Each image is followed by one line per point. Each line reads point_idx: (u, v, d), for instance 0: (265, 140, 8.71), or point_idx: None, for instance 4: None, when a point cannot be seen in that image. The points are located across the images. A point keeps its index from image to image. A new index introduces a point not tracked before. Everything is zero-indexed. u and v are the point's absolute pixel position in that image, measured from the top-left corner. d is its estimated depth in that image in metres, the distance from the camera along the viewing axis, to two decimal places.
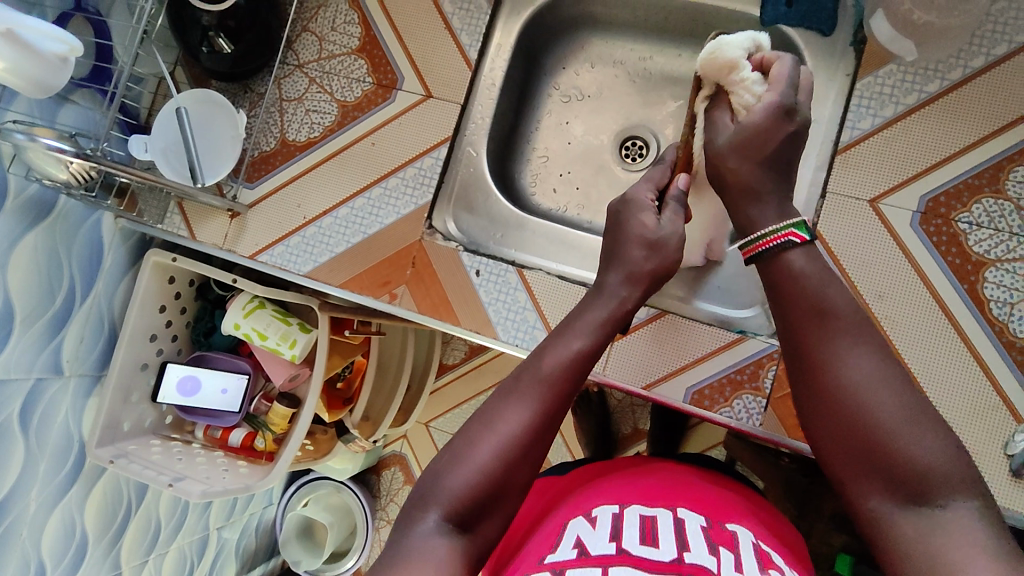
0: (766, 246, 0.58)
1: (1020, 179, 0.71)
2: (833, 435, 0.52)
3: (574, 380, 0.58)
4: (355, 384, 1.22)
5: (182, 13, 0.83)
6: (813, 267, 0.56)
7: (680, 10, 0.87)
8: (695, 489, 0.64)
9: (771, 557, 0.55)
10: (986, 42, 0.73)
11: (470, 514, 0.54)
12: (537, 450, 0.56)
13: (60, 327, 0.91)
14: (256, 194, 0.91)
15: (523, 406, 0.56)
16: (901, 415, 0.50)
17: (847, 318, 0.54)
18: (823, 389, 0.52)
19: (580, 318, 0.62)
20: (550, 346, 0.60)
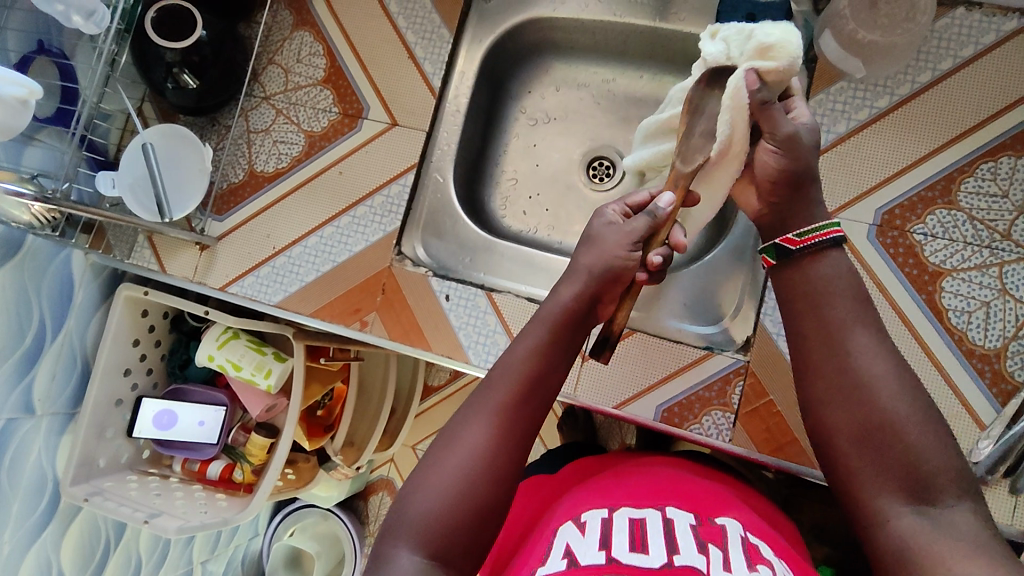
0: (817, 240, 0.61)
1: (971, 190, 0.73)
2: (847, 427, 0.55)
3: (527, 393, 0.60)
4: (336, 411, 1.22)
5: (145, 48, 0.82)
6: (843, 272, 0.60)
7: (638, 34, 0.89)
8: (685, 485, 0.65)
9: (760, 550, 0.55)
10: (932, 58, 0.75)
11: (447, 544, 0.54)
12: (501, 468, 0.57)
13: (30, 366, 0.91)
14: (225, 226, 0.91)
15: (478, 426, 0.59)
16: (913, 415, 0.54)
17: (865, 321, 0.58)
18: (840, 386, 0.56)
19: (527, 331, 0.64)
20: (502, 364, 0.62)
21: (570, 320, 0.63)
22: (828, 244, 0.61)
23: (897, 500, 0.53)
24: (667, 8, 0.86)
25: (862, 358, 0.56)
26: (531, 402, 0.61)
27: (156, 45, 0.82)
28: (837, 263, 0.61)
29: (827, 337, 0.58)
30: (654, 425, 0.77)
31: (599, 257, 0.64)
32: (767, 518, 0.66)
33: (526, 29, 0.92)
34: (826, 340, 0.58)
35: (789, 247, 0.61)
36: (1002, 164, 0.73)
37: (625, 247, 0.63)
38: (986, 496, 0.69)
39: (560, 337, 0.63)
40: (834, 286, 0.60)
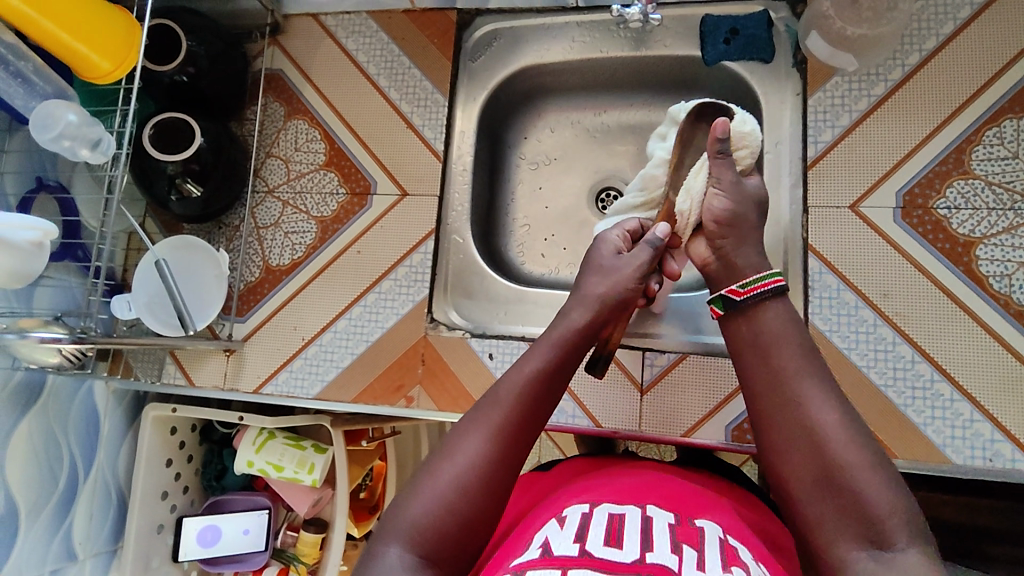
0: (763, 288, 0.62)
1: (982, 158, 0.75)
2: (804, 473, 0.53)
3: (531, 410, 0.59)
4: (378, 490, 1.17)
5: (145, 165, 0.81)
6: (790, 324, 0.60)
7: (624, 66, 0.91)
8: (673, 486, 0.62)
9: (738, 552, 0.52)
10: (916, 40, 0.78)
11: (436, 551, 0.52)
12: (504, 481, 0.55)
13: (66, 510, 0.87)
14: (249, 326, 0.89)
15: (482, 435, 0.57)
16: (864, 461, 0.51)
17: (814, 368, 0.57)
18: (796, 432, 0.54)
19: (532, 350, 0.63)
20: (506, 379, 0.61)
21: (570, 344, 0.64)
22: (773, 292, 0.62)
23: (851, 543, 0.49)
24: (649, 36, 0.88)
25: (814, 406, 0.55)
26: (535, 420, 0.59)
27: (156, 160, 0.81)
28: (783, 313, 0.61)
29: (780, 390, 0.57)
30: (727, 447, 0.75)
31: (611, 286, 0.67)
32: (757, 527, 0.63)
33: (515, 80, 0.94)
34: (777, 393, 0.57)
35: (734, 298, 0.62)
36: (1005, 128, 0.75)
37: (634, 278, 0.67)
38: None
39: (564, 362, 0.63)
40: (778, 347, 0.59)
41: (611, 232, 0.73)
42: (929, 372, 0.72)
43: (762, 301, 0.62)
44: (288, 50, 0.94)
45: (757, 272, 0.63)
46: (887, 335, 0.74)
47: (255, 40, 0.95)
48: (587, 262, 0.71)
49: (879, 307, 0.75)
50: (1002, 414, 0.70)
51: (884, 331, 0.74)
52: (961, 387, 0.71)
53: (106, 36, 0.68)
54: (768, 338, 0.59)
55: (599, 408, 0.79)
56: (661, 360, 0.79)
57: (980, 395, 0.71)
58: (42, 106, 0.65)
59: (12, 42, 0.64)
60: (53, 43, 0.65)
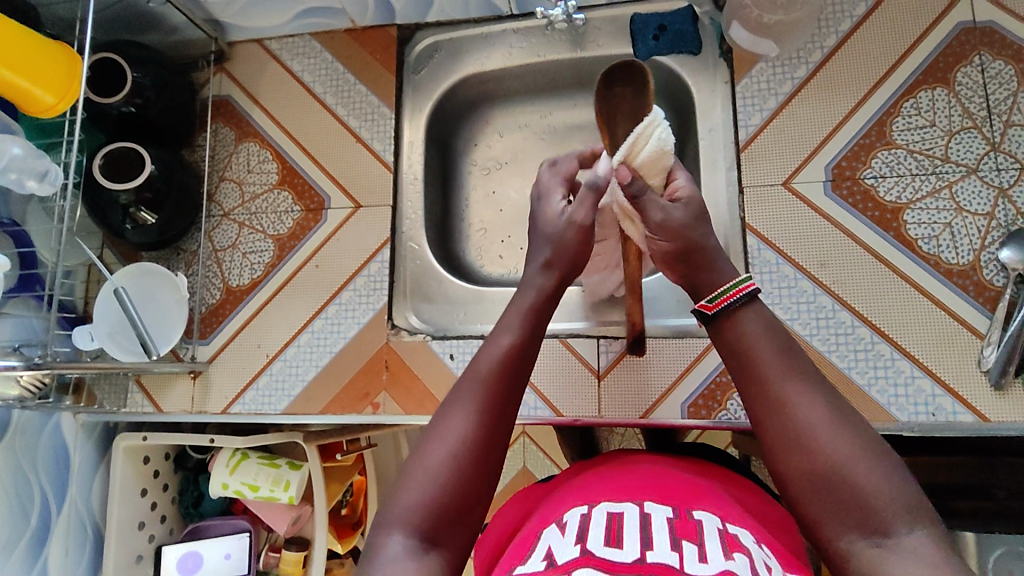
0: (732, 299, 0.56)
1: (903, 127, 0.78)
2: (798, 475, 0.49)
3: (513, 378, 0.57)
4: (360, 506, 1.17)
5: (98, 197, 0.83)
6: (765, 326, 0.55)
7: (563, 69, 0.95)
8: (667, 479, 0.58)
9: (738, 539, 0.50)
10: (831, 23, 0.82)
11: (441, 531, 0.50)
12: (494, 452, 0.54)
13: (40, 547, 0.87)
14: (213, 348, 0.90)
15: (469, 409, 0.55)
16: (857, 453, 0.48)
17: (793, 362, 0.53)
18: (783, 435, 0.50)
19: (507, 317, 0.61)
20: (483, 349, 0.59)
21: (545, 309, 0.62)
22: (745, 299, 0.56)
23: (853, 538, 0.46)
24: (583, 38, 0.92)
25: (798, 405, 0.51)
26: (517, 385, 0.57)
27: (107, 190, 0.82)
28: (762, 318, 0.55)
29: (762, 392, 0.52)
30: (685, 423, 0.77)
31: (558, 247, 0.64)
32: (758, 511, 0.59)
33: (459, 89, 0.97)
34: (760, 396, 0.52)
35: (706, 314, 0.56)
36: (921, 99, 0.78)
37: (576, 232, 0.64)
38: (1008, 401, 0.71)
39: (539, 328, 0.61)
40: (756, 345, 0.54)
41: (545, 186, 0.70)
42: (869, 335, 0.75)
43: (734, 314, 0.56)
44: (235, 76, 0.97)
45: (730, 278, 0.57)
46: (827, 303, 0.77)
47: (202, 68, 0.97)
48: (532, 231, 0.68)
49: (818, 277, 0.78)
50: (941, 369, 0.73)
51: (824, 299, 0.77)
52: (900, 346, 0.74)
53: (49, 71, 0.69)
54: (743, 340, 0.54)
55: (560, 398, 0.81)
56: (616, 345, 0.82)
57: (919, 353, 0.73)
58: None
59: None
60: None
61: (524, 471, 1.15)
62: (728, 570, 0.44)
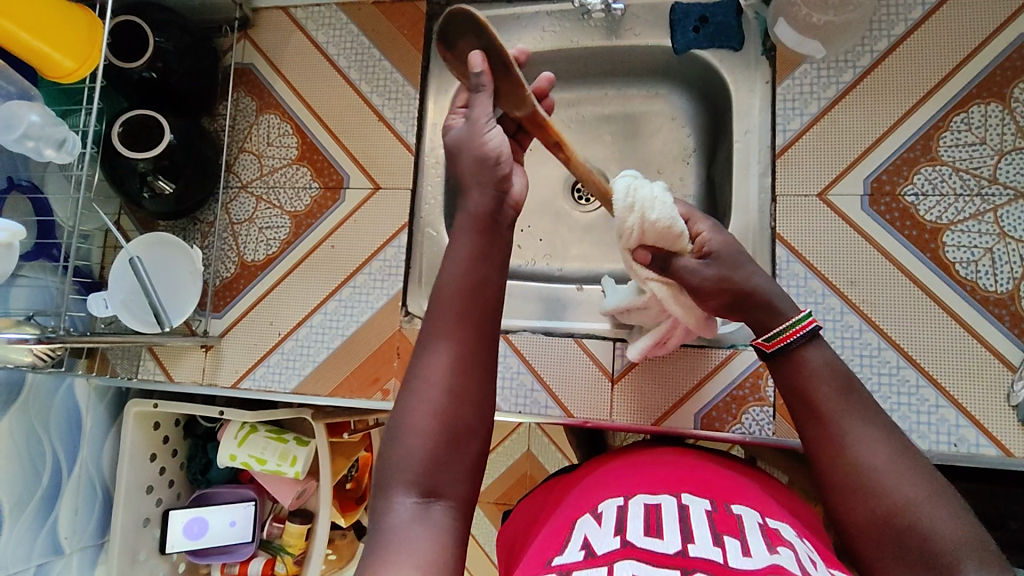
0: (789, 339, 0.55)
1: (950, 144, 0.75)
2: (860, 515, 0.48)
3: (468, 309, 0.55)
4: (364, 481, 1.17)
5: (117, 164, 0.81)
6: (830, 370, 0.54)
7: (596, 56, 0.92)
8: (701, 472, 0.59)
9: (780, 533, 0.49)
10: (884, 25, 0.78)
11: (438, 476, 0.50)
12: (466, 384, 0.52)
13: (51, 506, 0.88)
14: (225, 322, 0.89)
15: (435, 356, 0.53)
16: (922, 495, 0.46)
17: (854, 407, 0.52)
18: (843, 473, 0.49)
19: (451, 247, 0.58)
20: (438, 286, 0.56)
21: (494, 221, 0.58)
22: (805, 337, 0.55)
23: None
24: (620, 25, 0.89)
25: (854, 445, 0.50)
26: (475, 312, 0.55)
27: (126, 158, 0.80)
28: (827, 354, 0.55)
29: (823, 431, 0.52)
30: (696, 433, 0.76)
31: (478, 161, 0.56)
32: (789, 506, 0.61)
33: None
34: (818, 435, 0.52)
35: (765, 352, 0.56)
36: (973, 114, 0.74)
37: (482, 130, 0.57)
38: None
39: (488, 242, 0.57)
40: (816, 383, 0.53)
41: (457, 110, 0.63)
42: (895, 359, 0.73)
43: (797, 350, 0.55)
44: (258, 43, 0.95)
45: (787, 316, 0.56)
46: (854, 323, 0.74)
47: (225, 33, 0.95)
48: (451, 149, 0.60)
49: (846, 294, 0.75)
50: (966, 399, 0.70)
51: (851, 318, 0.74)
52: (927, 372, 0.72)
53: (68, 35, 0.67)
54: (805, 375, 0.54)
55: (571, 399, 0.80)
56: None
57: (945, 381, 0.71)
58: (4, 106, 0.65)
59: None
60: (17, 45, 0.65)
61: (530, 454, 1.15)
62: (775, 563, 0.43)
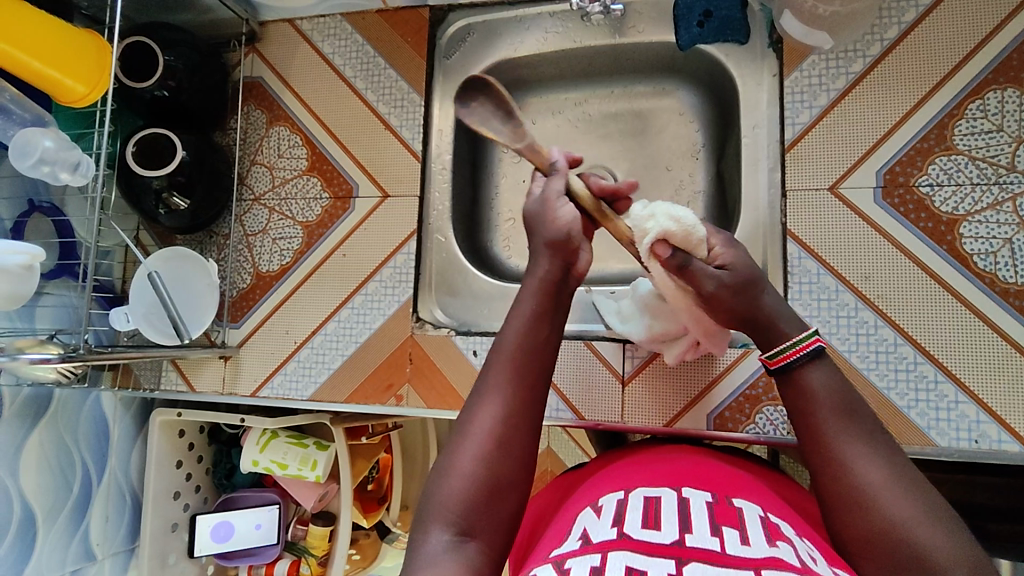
0: (796, 355, 0.55)
1: (965, 132, 0.72)
2: (856, 532, 0.46)
3: (526, 368, 0.56)
4: (386, 483, 1.19)
5: (133, 182, 0.83)
6: (830, 390, 0.53)
7: (601, 55, 0.91)
8: (705, 469, 0.59)
9: (781, 529, 0.49)
10: (894, 12, 0.76)
11: (475, 522, 0.49)
12: (519, 440, 0.53)
13: (82, 514, 0.91)
14: (243, 332, 0.91)
15: (491, 403, 0.54)
16: (919, 514, 0.45)
17: (859, 426, 0.51)
18: (840, 490, 0.48)
19: (515, 307, 0.60)
20: (501, 341, 0.58)
21: (557, 289, 0.60)
22: (812, 356, 0.55)
23: None
24: (624, 23, 0.88)
25: (859, 462, 0.49)
26: (535, 371, 0.56)
27: (140, 176, 0.82)
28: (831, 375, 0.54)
29: (824, 449, 0.51)
30: (710, 434, 0.76)
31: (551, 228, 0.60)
32: (795, 505, 0.61)
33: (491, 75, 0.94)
34: (817, 454, 0.51)
35: (769, 368, 0.57)
36: (989, 101, 0.72)
37: (553, 204, 0.62)
38: None
39: (550, 307, 0.59)
40: (817, 403, 0.53)
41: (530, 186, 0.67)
42: (912, 354, 0.71)
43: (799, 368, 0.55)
44: (266, 56, 0.96)
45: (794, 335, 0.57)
46: (869, 318, 0.73)
47: (234, 48, 0.96)
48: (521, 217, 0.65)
49: (860, 289, 0.74)
50: (985, 394, 0.69)
51: (866, 314, 0.73)
52: (945, 368, 0.70)
53: (76, 60, 0.69)
54: (807, 395, 0.53)
55: (583, 401, 0.80)
56: (643, 351, 0.80)
57: (964, 375, 0.70)
58: (20, 134, 0.67)
59: None
60: (30, 73, 0.68)
61: (549, 451, 1.15)
62: (773, 555, 0.43)
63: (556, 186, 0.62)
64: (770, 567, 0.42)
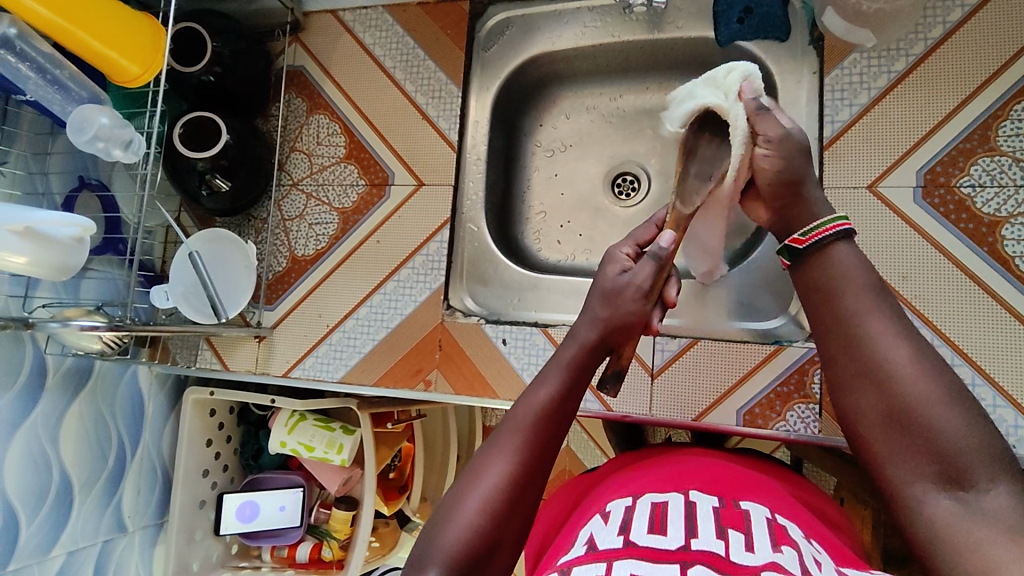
0: (819, 236, 0.58)
1: (1009, 133, 0.72)
2: (871, 418, 0.50)
3: (547, 433, 0.56)
4: (407, 471, 1.21)
5: (176, 163, 0.85)
6: (857, 270, 0.56)
7: (638, 50, 0.92)
8: (716, 471, 0.59)
9: (787, 531, 0.49)
10: (939, 11, 0.75)
11: (471, 570, 0.49)
12: (526, 498, 0.53)
13: (116, 486, 0.94)
14: (277, 314, 0.93)
15: (503, 456, 0.54)
16: (938, 395, 0.48)
17: (888, 312, 0.53)
18: (860, 371, 0.52)
19: (542, 376, 0.61)
20: (524, 402, 0.59)
21: (581, 368, 0.62)
22: (836, 237, 0.58)
23: (928, 483, 0.46)
24: (663, 19, 0.89)
25: (883, 344, 0.51)
26: (552, 440, 0.57)
27: (186, 157, 0.84)
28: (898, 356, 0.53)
29: (845, 327, 0.54)
30: (738, 430, 0.76)
31: (615, 314, 0.63)
32: (814, 508, 0.61)
33: (528, 68, 0.96)
34: (843, 333, 0.54)
35: (796, 247, 0.59)
36: None
37: (639, 301, 0.63)
38: None
39: (575, 382, 0.61)
40: (844, 280, 0.55)
41: (620, 249, 0.68)
42: (949, 356, 0.70)
43: (825, 248, 0.57)
44: (308, 46, 0.98)
45: (820, 217, 0.59)
46: (905, 318, 0.72)
47: (278, 37, 0.99)
48: (593, 286, 0.67)
49: (897, 289, 0.73)
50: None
51: (902, 314, 0.72)
52: (983, 371, 0.69)
53: (134, 44, 0.72)
54: (837, 271, 0.56)
55: (610, 393, 0.80)
56: (673, 344, 0.79)
57: (1001, 379, 0.69)
58: (78, 110, 0.69)
59: (51, 53, 0.70)
60: (89, 53, 0.70)
61: (568, 451, 1.15)
62: (774, 560, 0.44)
63: (643, 274, 0.64)
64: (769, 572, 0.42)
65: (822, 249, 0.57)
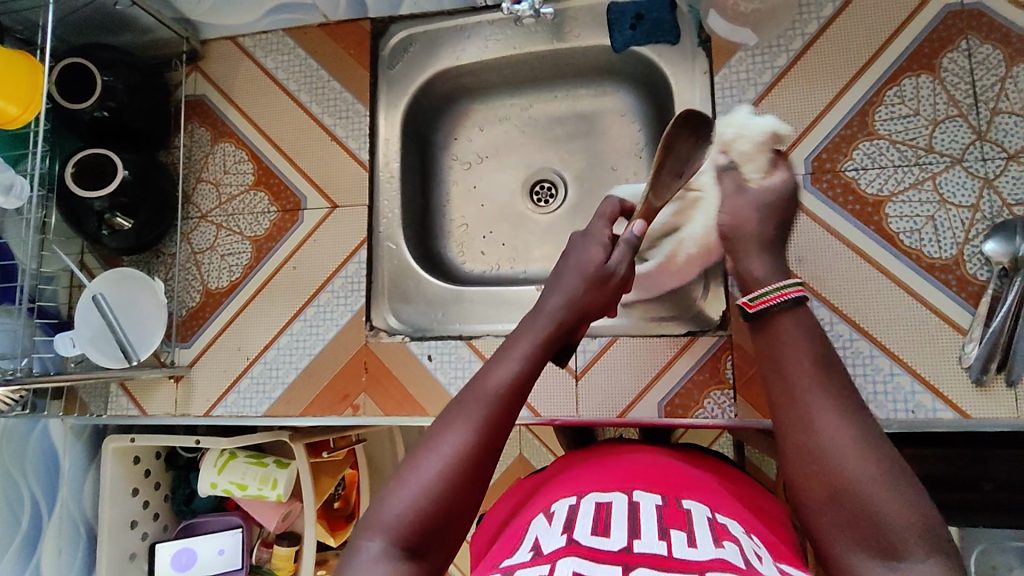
0: (771, 301, 0.55)
1: (886, 118, 0.76)
2: (812, 488, 0.47)
3: (510, 407, 0.55)
4: (353, 499, 1.17)
5: (73, 205, 0.82)
6: (808, 337, 0.53)
7: (541, 60, 0.94)
8: (659, 466, 0.60)
9: (729, 528, 0.50)
10: (813, 8, 0.79)
11: (419, 541, 0.48)
12: (484, 471, 0.52)
13: (33, 548, 0.89)
14: (193, 351, 0.90)
15: (462, 427, 0.53)
16: (880, 471, 0.45)
17: (830, 376, 0.51)
18: (804, 440, 0.48)
19: (509, 347, 0.59)
20: (489, 373, 0.57)
21: (551, 342, 0.60)
22: (791, 302, 0.55)
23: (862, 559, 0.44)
24: (562, 28, 0.91)
25: (824, 414, 0.48)
26: (515, 414, 0.55)
27: (81, 198, 0.81)
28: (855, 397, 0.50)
29: (789, 393, 0.51)
30: (661, 422, 0.77)
31: (598, 294, 0.64)
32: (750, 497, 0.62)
33: (435, 83, 0.96)
34: (788, 399, 0.51)
35: (747, 312, 0.56)
36: (906, 87, 0.76)
37: (619, 284, 0.65)
38: (986, 396, 0.70)
39: (541, 357, 0.59)
40: (793, 348, 0.52)
41: (598, 225, 0.68)
42: (848, 332, 0.74)
43: (776, 312, 0.55)
44: (209, 75, 0.96)
45: (777, 281, 0.56)
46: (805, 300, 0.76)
47: (176, 67, 0.97)
48: (570, 256, 0.67)
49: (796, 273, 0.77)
50: (918, 365, 0.72)
51: None
52: (880, 343, 0.73)
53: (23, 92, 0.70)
54: (784, 337, 0.53)
55: (537, 398, 0.81)
56: (594, 345, 0.81)
57: (896, 348, 0.73)
58: None
59: None
60: None
61: (521, 459, 1.15)
62: (718, 556, 0.44)
63: (622, 258, 0.66)
64: (714, 570, 0.42)
65: (774, 315, 0.55)
